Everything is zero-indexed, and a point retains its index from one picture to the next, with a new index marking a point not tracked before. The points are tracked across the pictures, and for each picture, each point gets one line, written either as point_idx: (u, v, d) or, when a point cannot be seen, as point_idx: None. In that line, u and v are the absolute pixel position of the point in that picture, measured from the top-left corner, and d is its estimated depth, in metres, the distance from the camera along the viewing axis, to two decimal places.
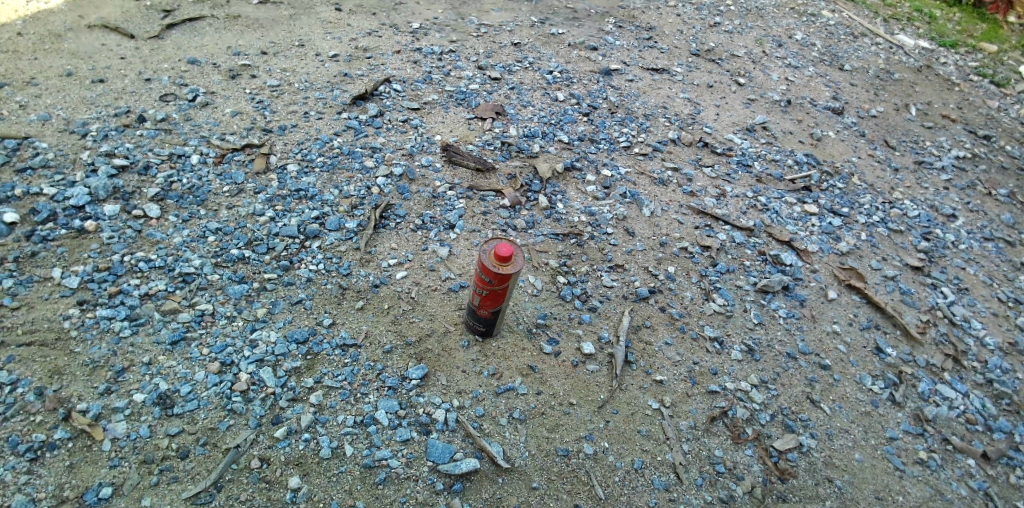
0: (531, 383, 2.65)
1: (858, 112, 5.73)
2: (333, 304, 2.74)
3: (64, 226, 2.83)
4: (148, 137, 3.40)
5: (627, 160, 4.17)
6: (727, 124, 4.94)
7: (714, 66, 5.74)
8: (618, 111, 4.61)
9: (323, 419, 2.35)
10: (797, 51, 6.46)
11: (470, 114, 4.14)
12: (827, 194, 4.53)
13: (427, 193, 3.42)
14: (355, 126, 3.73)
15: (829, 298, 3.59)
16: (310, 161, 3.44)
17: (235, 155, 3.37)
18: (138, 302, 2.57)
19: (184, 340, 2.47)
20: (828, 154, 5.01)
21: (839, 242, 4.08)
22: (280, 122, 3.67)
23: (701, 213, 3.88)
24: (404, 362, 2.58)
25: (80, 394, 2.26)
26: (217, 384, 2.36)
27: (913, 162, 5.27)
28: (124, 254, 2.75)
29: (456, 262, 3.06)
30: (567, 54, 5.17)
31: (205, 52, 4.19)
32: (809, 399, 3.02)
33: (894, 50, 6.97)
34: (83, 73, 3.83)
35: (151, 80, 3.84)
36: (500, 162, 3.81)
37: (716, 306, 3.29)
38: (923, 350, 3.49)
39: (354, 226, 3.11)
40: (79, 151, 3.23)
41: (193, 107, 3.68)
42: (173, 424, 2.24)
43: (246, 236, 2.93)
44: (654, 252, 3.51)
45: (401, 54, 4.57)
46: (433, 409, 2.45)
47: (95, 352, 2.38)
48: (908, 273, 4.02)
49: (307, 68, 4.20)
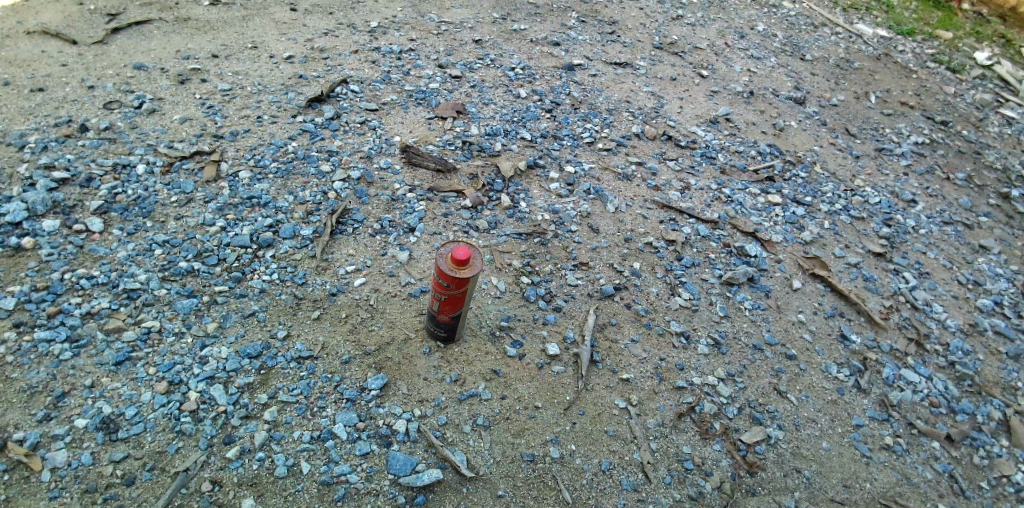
0: (495, 388, 2.59)
1: (820, 102, 5.79)
2: (288, 314, 2.65)
3: (0, 244, 2.69)
4: (91, 148, 3.25)
5: (591, 156, 4.14)
6: (691, 116, 4.94)
7: (677, 58, 5.74)
8: (581, 107, 4.58)
9: (279, 436, 2.26)
10: (759, 42, 6.50)
11: (430, 113, 4.06)
12: (791, 184, 4.56)
13: (386, 196, 3.34)
14: (310, 129, 3.63)
15: (793, 288, 3.61)
16: (263, 166, 3.33)
17: (183, 163, 3.25)
18: (80, 322, 2.45)
19: (129, 360, 2.36)
20: (791, 144, 5.05)
21: (802, 231, 4.10)
22: (231, 128, 3.55)
23: (666, 207, 3.87)
24: (363, 372, 2.50)
25: (16, 423, 2.14)
26: (165, 405, 2.26)
27: (874, 149, 5.34)
28: (64, 272, 2.62)
29: (416, 267, 2.99)
30: (530, 50, 5.12)
31: (153, 56, 4.04)
32: (776, 390, 3.02)
33: (853, 39, 7.06)
34: (21, 81, 3.65)
35: (95, 87, 3.69)
36: (461, 162, 3.75)
37: (682, 300, 3.27)
38: (886, 336, 3.53)
39: (309, 232, 3.02)
40: (15, 164, 3.08)
41: (139, 114, 3.54)
42: (117, 449, 2.13)
43: (195, 247, 2.82)
44: (619, 248, 3.48)
45: (358, 54, 4.46)
46: (393, 420, 2.39)
47: (34, 377, 2.26)
48: (871, 260, 4.06)
49: (260, 71, 4.08)
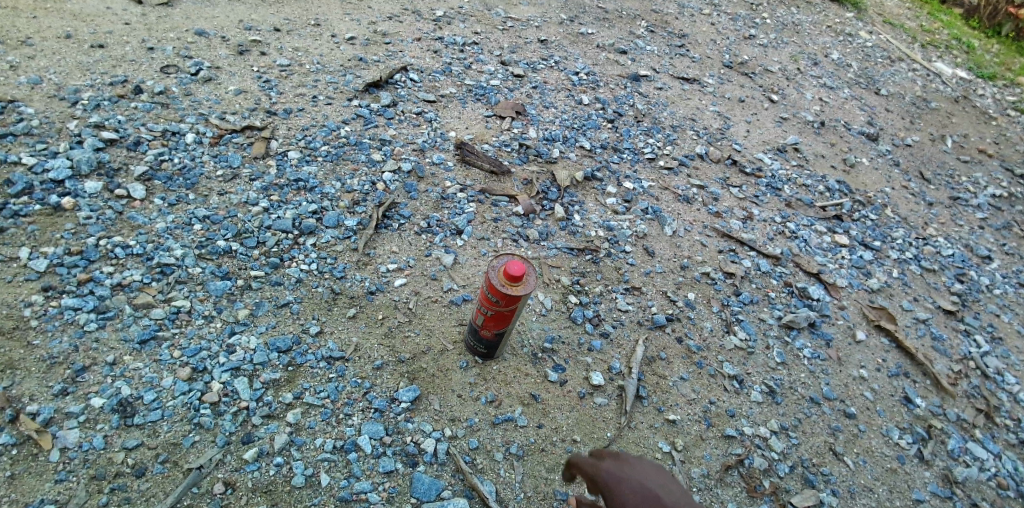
0: (532, 415, 2.41)
1: (893, 140, 5.45)
2: (323, 309, 2.50)
3: (40, 201, 2.61)
4: (142, 111, 3.16)
5: (651, 173, 3.91)
6: (757, 142, 4.68)
7: (747, 79, 5.47)
8: (644, 120, 4.36)
9: (300, 441, 2.11)
10: (833, 71, 6.18)
11: (488, 111, 3.89)
12: (860, 225, 4.27)
13: (435, 194, 3.18)
14: (365, 115, 3.49)
15: (857, 339, 3.33)
16: (313, 148, 3.20)
17: (233, 137, 3.14)
18: (109, 293, 2.34)
19: (154, 340, 2.24)
20: (861, 182, 4.75)
21: (869, 278, 3.82)
22: (285, 105, 3.43)
23: (726, 237, 3.63)
24: (395, 381, 2.34)
25: (33, 394, 2.03)
26: (186, 393, 2.13)
27: (949, 197, 4.99)
28: (100, 237, 2.52)
29: (460, 272, 2.83)
30: (595, 55, 4.92)
31: (215, 24, 3.96)
32: (832, 451, 2.76)
33: (931, 78, 6.68)
34: (83, 36, 3.60)
35: (154, 49, 3.61)
36: (516, 166, 3.57)
37: (737, 340, 3.04)
38: (954, 404, 3.23)
39: (353, 223, 2.87)
40: (66, 119, 3.01)
41: (195, 82, 3.44)
42: (131, 436, 2.00)
43: (235, 226, 2.69)
44: (673, 275, 3.26)
45: (420, 43, 4.32)
46: (421, 438, 2.22)
47: (55, 347, 2.15)
48: (941, 317, 3.76)
49: (320, 50, 3.97)
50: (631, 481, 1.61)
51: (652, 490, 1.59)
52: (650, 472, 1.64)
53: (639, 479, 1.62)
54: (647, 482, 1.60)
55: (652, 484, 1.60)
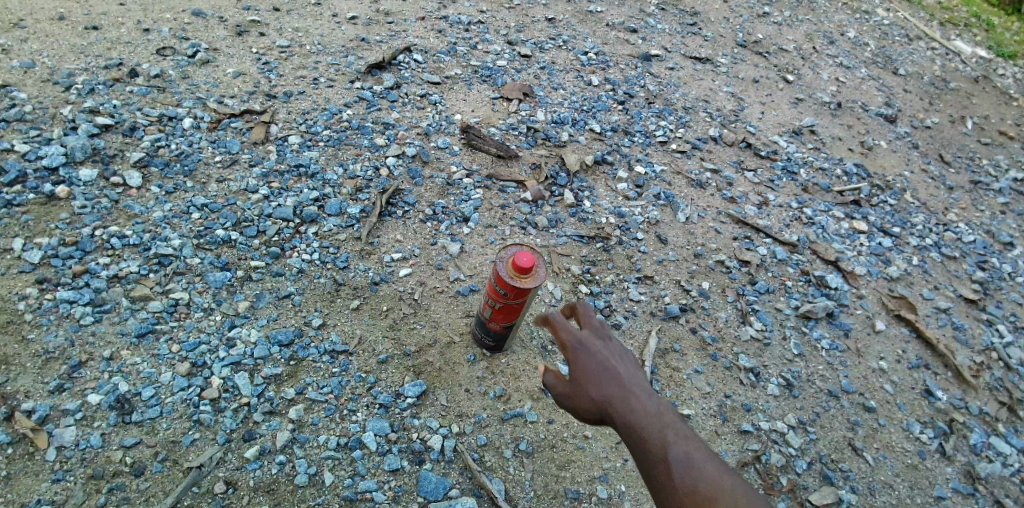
0: (542, 410, 2.31)
1: (911, 122, 5.28)
2: (326, 301, 2.42)
3: (34, 190, 2.52)
4: (138, 95, 3.05)
5: (663, 157, 3.79)
6: (773, 124, 4.54)
7: (761, 59, 5.29)
8: (656, 102, 4.22)
9: (303, 438, 2.03)
10: (849, 50, 5.98)
11: (495, 93, 3.76)
12: (878, 210, 4.14)
13: (441, 179, 3.08)
14: (367, 97, 3.38)
15: (876, 329, 3.23)
16: (314, 133, 3.09)
17: (232, 122, 3.03)
18: (105, 285, 2.26)
19: (152, 334, 2.16)
20: (879, 165, 4.60)
21: (888, 265, 3.70)
22: (285, 88, 3.32)
23: (741, 223, 3.52)
24: (400, 376, 2.26)
25: (28, 391, 1.96)
26: (185, 389, 2.05)
27: (969, 181, 4.84)
28: (96, 227, 2.43)
29: (467, 262, 2.74)
30: (605, 34, 4.76)
31: (212, 4, 3.83)
32: (851, 446, 2.68)
33: (950, 57, 6.47)
34: (76, 17, 3.48)
35: (150, 31, 3.49)
36: (524, 150, 3.45)
37: (753, 331, 2.95)
38: (976, 396, 3.14)
39: (357, 211, 2.78)
40: (60, 104, 2.91)
41: (192, 64, 3.33)
42: (130, 434, 1.93)
43: (235, 214, 2.60)
44: (687, 263, 3.16)
45: (424, 22, 4.18)
46: (428, 434, 2.14)
47: (50, 342, 2.08)
48: (961, 306, 3.64)
49: (321, 30, 3.84)
50: (595, 351, 1.70)
51: (611, 364, 1.67)
52: (614, 351, 1.73)
53: (603, 352, 1.70)
54: (609, 356, 1.69)
55: (613, 359, 1.69)
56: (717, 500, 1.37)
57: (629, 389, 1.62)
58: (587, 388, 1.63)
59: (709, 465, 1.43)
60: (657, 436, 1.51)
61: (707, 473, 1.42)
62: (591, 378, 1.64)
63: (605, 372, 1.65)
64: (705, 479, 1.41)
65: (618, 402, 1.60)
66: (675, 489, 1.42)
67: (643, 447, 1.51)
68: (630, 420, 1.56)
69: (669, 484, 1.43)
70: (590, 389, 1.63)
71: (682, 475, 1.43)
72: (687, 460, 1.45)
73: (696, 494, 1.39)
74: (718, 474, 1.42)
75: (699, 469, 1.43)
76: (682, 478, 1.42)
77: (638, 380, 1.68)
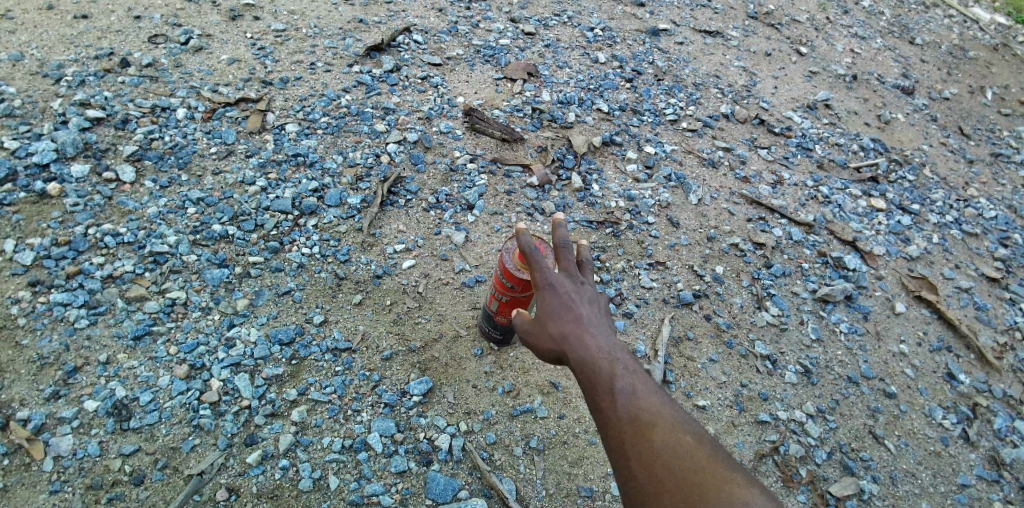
0: (552, 404, 2.23)
1: (930, 93, 5.10)
2: (327, 296, 2.35)
3: (24, 188, 2.44)
4: (130, 85, 2.95)
5: (673, 136, 3.66)
6: (786, 99, 4.38)
7: (773, 31, 5.11)
8: (665, 78, 4.07)
9: (306, 441, 1.98)
10: (864, 19, 5.77)
11: (498, 73, 3.63)
12: (896, 187, 4.00)
13: (444, 165, 2.98)
14: (366, 82, 3.26)
15: (896, 312, 3.12)
16: (312, 120, 2.99)
17: (227, 111, 2.93)
18: (100, 286, 2.20)
19: (149, 336, 2.10)
20: (897, 140, 4.45)
21: (908, 244, 3.58)
22: (281, 74, 3.21)
23: (755, 204, 3.40)
24: (405, 373, 2.20)
25: (23, 399, 1.91)
26: (184, 393, 2.00)
27: (990, 154, 4.68)
28: (89, 226, 2.36)
29: (472, 251, 2.65)
30: (611, 8, 4.59)
31: None
32: (871, 434, 2.60)
33: (968, 24, 6.24)
34: (65, 6, 3.37)
35: (141, 17, 3.38)
36: (530, 132, 3.33)
37: (769, 316, 2.86)
38: (1000, 379, 3.02)
39: (357, 201, 2.69)
40: (50, 98, 2.82)
41: (185, 51, 3.22)
42: (128, 441, 1.88)
43: (231, 208, 2.52)
44: (700, 247, 3.06)
45: (424, 1, 4.03)
46: (435, 433, 2.08)
47: (45, 347, 2.02)
48: (984, 285, 3.52)
49: (318, 12, 3.71)
50: (562, 291, 1.64)
51: (577, 306, 1.61)
52: (584, 293, 1.67)
53: (571, 291, 1.64)
54: (575, 296, 1.63)
55: (579, 300, 1.63)
56: (653, 429, 1.36)
57: (588, 327, 1.57)
58: (546, 325, 1.60)
59: (652, 398, 1.42)
60: (606, 368, 1.48)
61: (649, 405, 1.41)
62: (552, 315, 1.61)
63: (567, 311, 1.60)
64: (646, 408, 1.40)
65: (574, 338, 1.56)
66: (615, 415, 1.41)
67: (590, 376, 1.49)
68: (583, 355, 1.52)
69: (610, 412, 1.42)
70: (550, 326, 1.60)
71: (624, 403, 1.42)
72: (631, 390, 1.43)
73: (634, 422, 1.39)
74: (660, 407, 1.40)
75: (641, 400, 1.41)
76: (624, 405, 1.41)
77: (601, 321, 1.62)
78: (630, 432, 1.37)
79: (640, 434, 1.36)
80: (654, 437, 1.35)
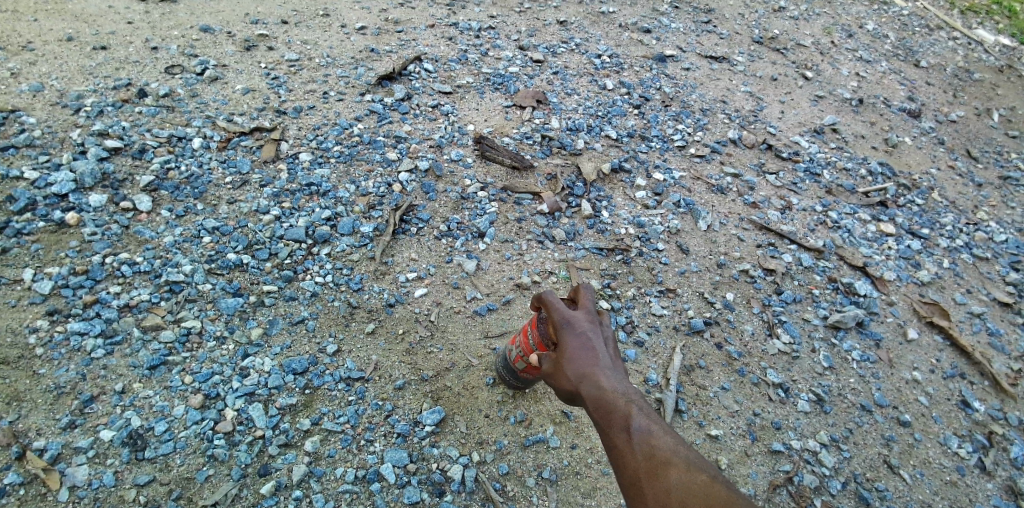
0: (565, 434, 2.23)
1: (936, 116, 5.12)
2: (340, 325, 2.37)
3: (43, 218, 2.49)
4: (147, 116, 3.02)
5: (681, 162, 3.68)
6: (793, 124, 4.41)
7: (779, 55, 5.16)
8: (673, 104, 4.11)
9: (319, 472, 1.98)
10: (869, 43, 5.82)
11: (508, 101, 3.68)
12: (905, 211, 4.00)
13: (455, 193, 3.00)
14: (378, 110, 3.31)
15: (908, 338, 3.11)
16: (325, 149, 3.04)
17: (242, 140, 2.99)
18: (116, 315, 2.22)
19: (164, 365, 2.12)
20: (905, 163, 4.46)
21: (918, 269, 3.57)
22: (295, 103, 3.27)
23: (764, 230, 3.41)
24: (418, 403, 2.20)
25: (39, 428, 1.92)
26: (198, 422, 2.01)
27: (998, 177, 4.67)
28: (106, 255, 2.40)
29: (484, 279, 2.67)
30: (618, 35, 4.66)
31: (220, 18, 3.80)
32: (886, 463, 2.57)
33: (973, 46, 6.29)
34: (84, 37, 3.46)
35: (158, 48, 3.46)
36: (539, 160, 3.37)
37: (781, 344, 2.85)
38: (1015, 406, 2.99)
39: (370, 229, 2.72)
40: (69, 128, 2.88)
41: (201, 82, 3.29)
42: (143, 471, 1.89)
43: (246, 237, 2.56)
44: (710, 274, 3.07)
45: (434, 30, 4.11)
46: (448, 464, 2.08)
47: (62, 376, 2.04)
48: (996, 310, 3.49)
49: (330, 41, 3.78)
50: (580, 331, 1.69)
51: (593, 343, 1.66)
52: (603, 336, 1.72)
53: (588, 331, 1.70)
54: (592, 335, 1.68)
55: (598, 340, 1.68)
56: (667, 466, 1.39)
57: (605, 368, 1.60)
58: (564, 364, 1.64)
59: (666, 437, 1.45)
60: (621, 406, 1.52)
61: (663, 444, 1.43)
62: (570, 355, 1.64)
63: (583, 348, 1.65)
64: (660, 445, 1.43)
65: (591, 378, 1.58)
66: (630, 453, 1.44)
67: (607, 415, 1.52)
68: (598, 393, 1.56)
69: (626, 450, 1.45)
70: (567, 366, 1.63)
71: (639, 440, 1.45)
72: (646, 428, 1.46)
73: (649, 459, 1.42)
74: (674, 445, 1.43)
75: (656, 438, 1.44)
76: (638, 442, 1.45)
77: (617, 363, 1.66)
78: (645, 470, 1.40)
79: (655, 471, 1.39)
80: (669, 475, 1.38)
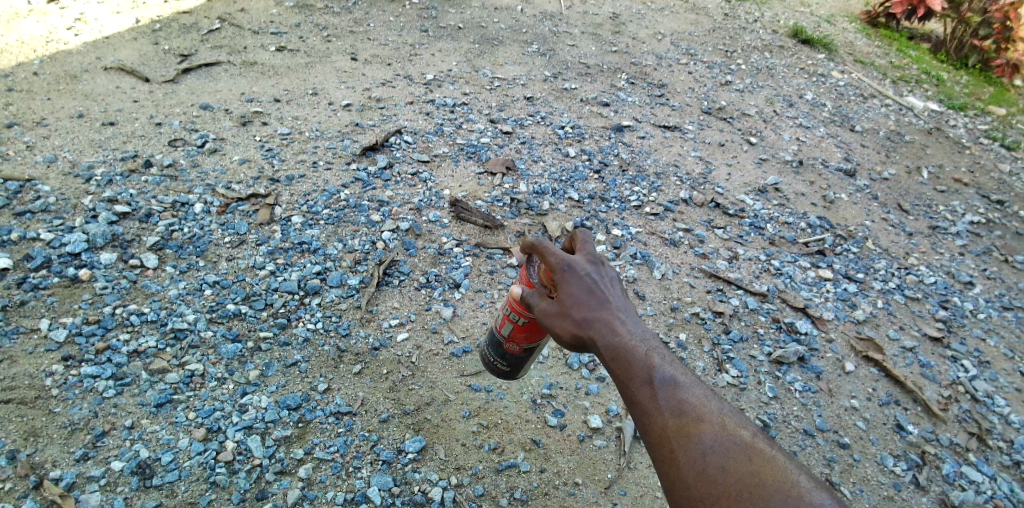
0: (535, 459, 2.47)
1: (870, 174, 5.66)
2: (330, 366, 2.62)
3: (58, 274, 2.75)
4: (152, 184, 3.34)
5: (638, 219, 4.09)
6: (739, 184, 4.89)
7: (725, 124, 5.73)
8: (629, 169, 4.57)
9: (312, 495, 2.19)
10: (808, 111, 6.46)
11: (480, 168, 4.09)
12: (842, 259, 4.42)
13: (433, 250, 3.34)
14: (363, 178, 3.68)
15: (846, 371, 3.44)
16: (315, 212, 3.37)
17: (239, 205, 3.31)
18: (126, 360, 2.46)
19: (170, 403, 2.35)
20: (842, 217, 4.93)
21: (855, 309, 3.95)
22: (287, 172, 3.63)
23: (713, 277, 3.78)
24: (400, 433, 2.44)
25: (55, 460, 2.12)
26: (202, 453, 2.22)
27: (928, 227, 5.16)
28: (116, 306, 2.66)
29: (460, 324, 2.96)
30: (579, 108, 5.18)
31: (219, 97, 4.21)
32: (827, 481, 2.84)
33: (903, 112, 6.97)
34: (93, 115, 3.82)
35: (162, 124, 3.82)
36: (509, 219, 3.74)
37: (729, 377, 3.17)
38: (946, 429, 3.30)
39: (356, 282, 3.03)
40: (81, 195, 3.18)
41: (201, 153, 3.64)
42: (150, 497, 2.08)
43: (244, 290, 2.84)
44: (664, 317, 3.40)
45: (413, 106, 4.57)
46: (428, 486, 2.30)
47: (76, 414, 2.26)
48: (927, 344, 3.86)
49: (319, 117, 4.20)
50: (583, 276, 1.83)
51: (598, 291, 1.81)
52: (604, 279, 1.86)
53: (591, 277, 1.84)
54: (596, 284, 1.82)
55: (600, 284, 1.83)
56: (697, 427, 1.50)
57: (613, 316, 1.74)
58: (571, 310, 1.80)
59: (693, 396, 1.55)
60: (640, 359, 1.63)
61: (690, 403, 1.54)
62: (574, 304, 1.80)
63: (590, 298, 1.79)
64: (688, 405, 1.54)
65: (602, 323, 1.73)
66: (658, 413, 1.54)
67: (626, 368, 1.63)
68: (614, 345, 1.68)
69: (654, 410, 1.55)
70: (575, 313, 1.79)
71: (665, 398, 1.56)
72: (669, 384, 1.57)
73: (678, 419, 1.52)
74: (701, 404, 1.54)
75: (682, 396, 1.55)
76: (665, 399, 1.55)
77: (623, 307, 1.80)
78: (677, 430, 1.51)
79: (685, 432, 1.50)
80: (701, 436, 1.48)
